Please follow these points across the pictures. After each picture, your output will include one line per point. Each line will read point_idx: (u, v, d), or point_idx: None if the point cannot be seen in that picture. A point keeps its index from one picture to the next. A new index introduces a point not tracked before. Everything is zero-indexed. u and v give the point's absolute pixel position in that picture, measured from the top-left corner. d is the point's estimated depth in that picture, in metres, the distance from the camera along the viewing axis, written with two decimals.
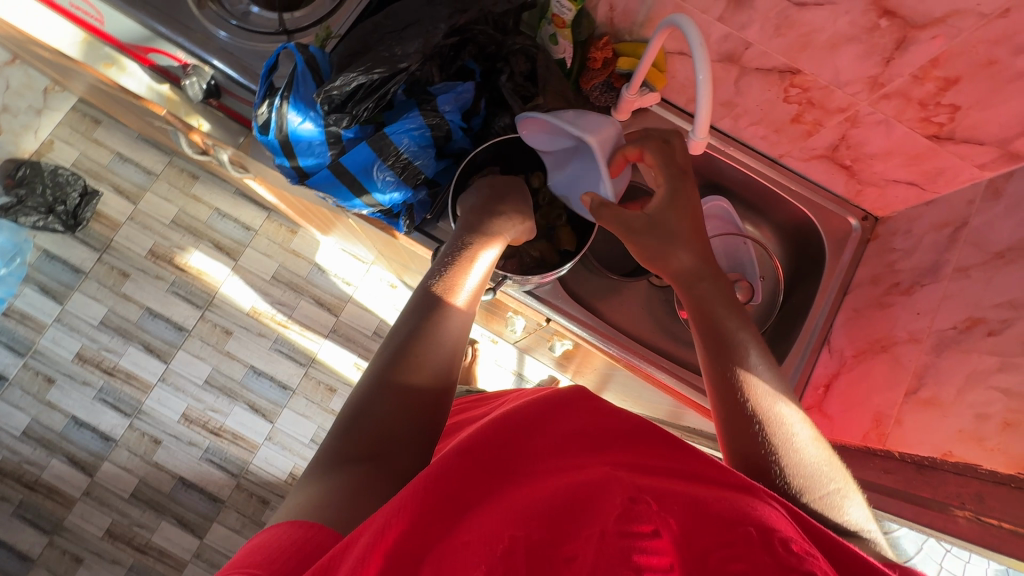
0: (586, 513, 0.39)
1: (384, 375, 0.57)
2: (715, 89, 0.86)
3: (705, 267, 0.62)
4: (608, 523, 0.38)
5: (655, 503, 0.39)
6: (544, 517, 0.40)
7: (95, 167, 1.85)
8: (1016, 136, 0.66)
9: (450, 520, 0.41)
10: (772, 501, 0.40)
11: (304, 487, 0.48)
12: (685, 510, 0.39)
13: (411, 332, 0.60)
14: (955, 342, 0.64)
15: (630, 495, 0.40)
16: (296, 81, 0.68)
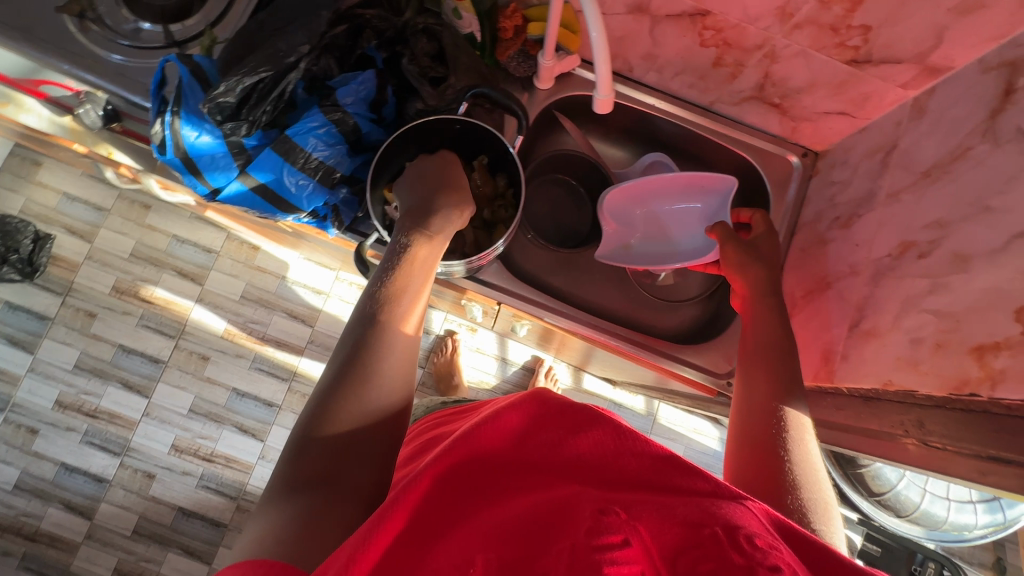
0: (557, 527, 0.39)
1: (333, 391, 0.52)
2: (634, 43, 0.83)
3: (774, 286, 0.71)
4: (578, 537, 0.37)
5: (624, 512, 0.39)
6: (515, 539, 0.39)
7: (44, 211, 1.81)
8: (931, 49, 0.64)
9: (422, 546, 0.41)
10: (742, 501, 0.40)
11: (264, 516, 0.46)
12: (655, 518, 0.38)
13: (359, 338, 0.56)
14: (890, 269, 0.62)
15: (599, 507, 0.39)
16: (184, 94, 0.65)
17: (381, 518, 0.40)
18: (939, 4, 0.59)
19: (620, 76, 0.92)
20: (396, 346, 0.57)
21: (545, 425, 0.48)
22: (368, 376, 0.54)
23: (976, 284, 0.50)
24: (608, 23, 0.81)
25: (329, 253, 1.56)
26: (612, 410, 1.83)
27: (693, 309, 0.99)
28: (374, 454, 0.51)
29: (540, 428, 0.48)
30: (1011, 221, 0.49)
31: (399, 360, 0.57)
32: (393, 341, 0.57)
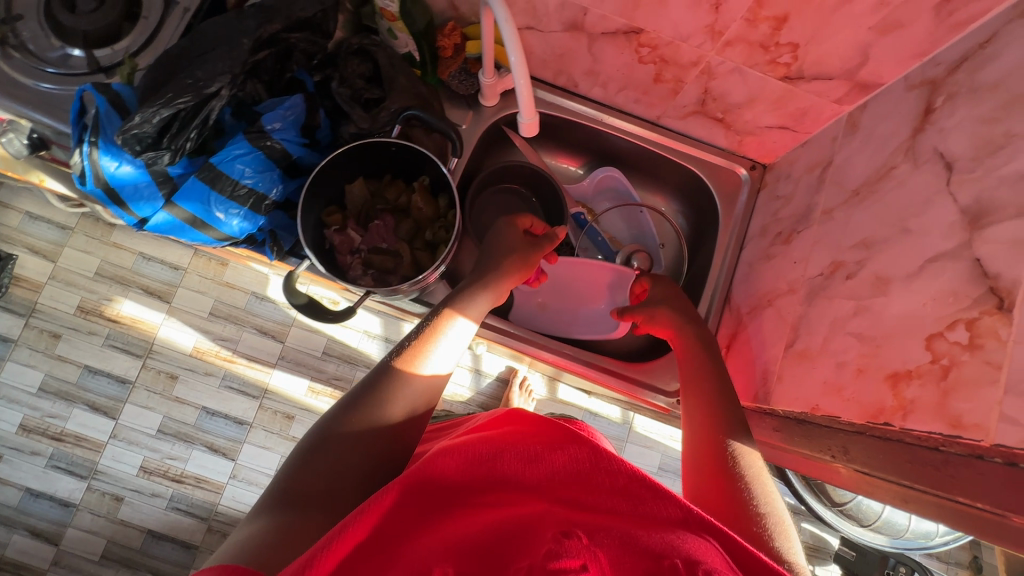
0: (520, 543, 0.38)
1: (348, 412, 0.53)
2: (575, 59, 0.83)
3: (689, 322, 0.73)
4: (536, 558, 0.35)
5: (586, 537, 0.37)
6: (476, 555, 0.37)
7: (6, 231, 1.78)
8: (858, 66, 0.63)
9: (380, 556, 0.38)
10: (702, 534, 0.39)
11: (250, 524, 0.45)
12: (615, 546, 0.37)
13: (380, 368, 0.57)
14: (822, 288, 0.62)
15: (562, 529, 0.38)
16: (101, 124, 0.64)
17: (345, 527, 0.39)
18: (861, 23, 0.58)
19: (566, 92, 0.91)
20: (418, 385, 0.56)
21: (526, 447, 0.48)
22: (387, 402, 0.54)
23: (894, 309, 0.50)
24: (547, 40, 0.80)
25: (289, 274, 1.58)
26: (588, 419, 1.81)
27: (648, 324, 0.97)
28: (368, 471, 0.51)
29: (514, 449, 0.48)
30: (926, 245, 0.49)
31: (417, 400, 0.56)
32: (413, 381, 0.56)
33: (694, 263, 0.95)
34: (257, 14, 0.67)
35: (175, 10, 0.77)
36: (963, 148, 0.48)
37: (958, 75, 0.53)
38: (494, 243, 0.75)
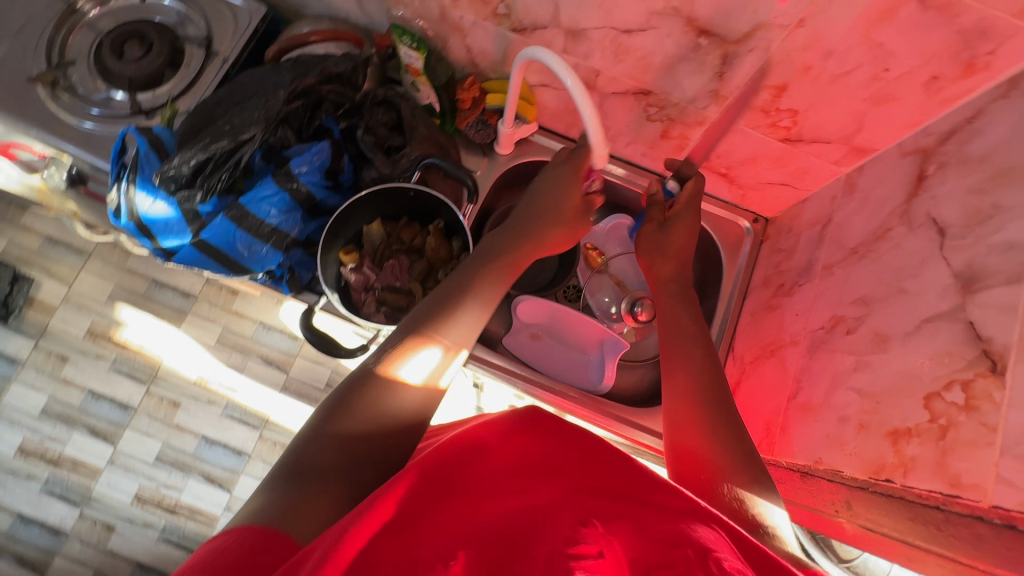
0: (538, 530, 0.35)
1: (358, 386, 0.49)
2: (586, 114, 0.87)
3: (681, 273, 0.72)
4: (556, 543, 0.33)
5: (601, 525, 0.35)
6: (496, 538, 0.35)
7: (27, 254, 1.83)
8: (854, 132, 0.67)
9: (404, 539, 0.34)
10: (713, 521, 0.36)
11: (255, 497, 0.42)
12: (627, 531, 0.35)
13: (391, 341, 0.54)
14: (823, 341, 0.63)
15: (578, 517, 0.35)
16: (140, 163, 0.68)
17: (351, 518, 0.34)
18: (855, 94, 0.62)
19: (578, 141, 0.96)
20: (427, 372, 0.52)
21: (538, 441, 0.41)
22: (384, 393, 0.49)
23: (894, 366, 0.51)
24: (560, 96, 0.85)
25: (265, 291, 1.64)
26: None
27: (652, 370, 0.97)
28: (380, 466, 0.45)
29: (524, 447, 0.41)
30: (922, 306, 0.51)
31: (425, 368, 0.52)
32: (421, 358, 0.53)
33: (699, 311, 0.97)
34: (293, 68, 0.72)
35: (214, 60, 0.82)
36: (955, 215, 0.51)
37: (948, 146, 0.56)
38: (540, 199, 0.74)
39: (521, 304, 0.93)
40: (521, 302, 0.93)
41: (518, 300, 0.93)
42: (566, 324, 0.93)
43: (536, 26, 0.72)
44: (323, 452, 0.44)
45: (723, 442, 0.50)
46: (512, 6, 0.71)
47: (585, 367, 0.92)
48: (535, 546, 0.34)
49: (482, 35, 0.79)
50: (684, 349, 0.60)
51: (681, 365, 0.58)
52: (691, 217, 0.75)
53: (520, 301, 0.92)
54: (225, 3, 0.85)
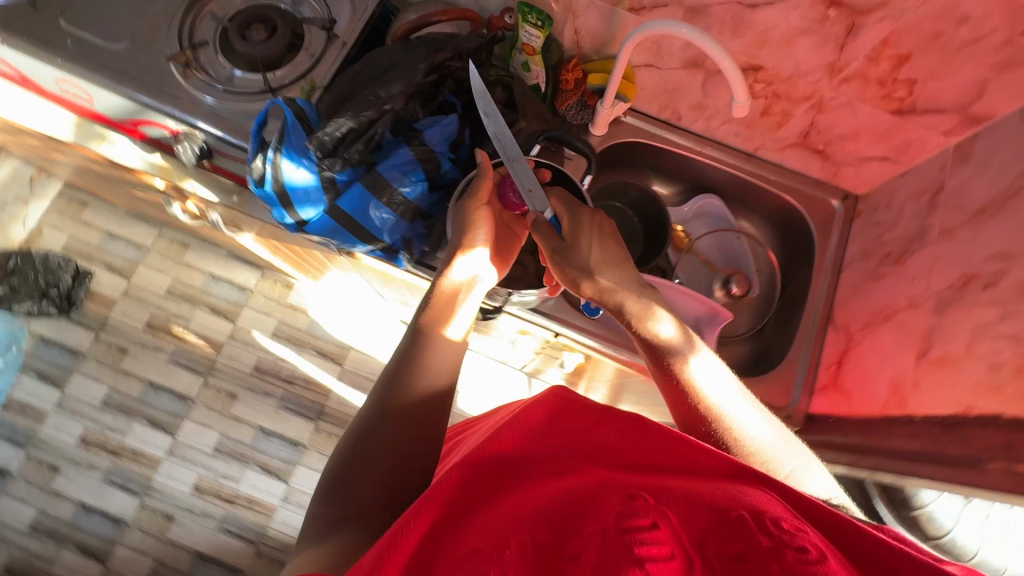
0: (588, 510, 0.37)
1: (393, 378, 0.56)
2: (684, 95, 0.91)
3: (629, 281, 0.64)
4: (608, 521, 0.35)
5: (652, 498, 0.37)
6: (548, 523, 0.37)
7: (87, 249, 1.86)
8: (972, 100, 0.70)
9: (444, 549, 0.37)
10: (764, 487, 0.40)
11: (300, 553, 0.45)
12: (680, 502, 0.37)
13: (397, 361, 0.58)
14: (954, 300, 0.66)
15: (628, 493, 0.37)
16: (288, 133, 0.71)
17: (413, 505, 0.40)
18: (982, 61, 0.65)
19: (670, 124, 0.99)
20: (441, 364, 0.58)
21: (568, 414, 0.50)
22: (405, 379, 0.55)
23: None
24: (662, 76, 0.88)
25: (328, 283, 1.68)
26: None
27: (742, 346, 0.99)
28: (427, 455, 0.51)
29: (572, 413, 0.50)
30: None
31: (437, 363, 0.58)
32: (437, 347, 0.59)
33: (790, 287, 0.99)
34: (426, 44, 0.76)
35: (335, 43, 0.85)
36: None
37: None
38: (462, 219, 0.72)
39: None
40: None
41: None
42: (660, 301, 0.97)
43: (656, 5, 0.76)
44: (389, 412, 0.53)
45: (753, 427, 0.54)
46: None
47: None
48: (584, 526, 0.36)
49: (594, 16, 0.82)
50: (680, 343, 0.60)
51: (672, 363, 0.59)
52: (585, 217, 0.68)
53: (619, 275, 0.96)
54: None
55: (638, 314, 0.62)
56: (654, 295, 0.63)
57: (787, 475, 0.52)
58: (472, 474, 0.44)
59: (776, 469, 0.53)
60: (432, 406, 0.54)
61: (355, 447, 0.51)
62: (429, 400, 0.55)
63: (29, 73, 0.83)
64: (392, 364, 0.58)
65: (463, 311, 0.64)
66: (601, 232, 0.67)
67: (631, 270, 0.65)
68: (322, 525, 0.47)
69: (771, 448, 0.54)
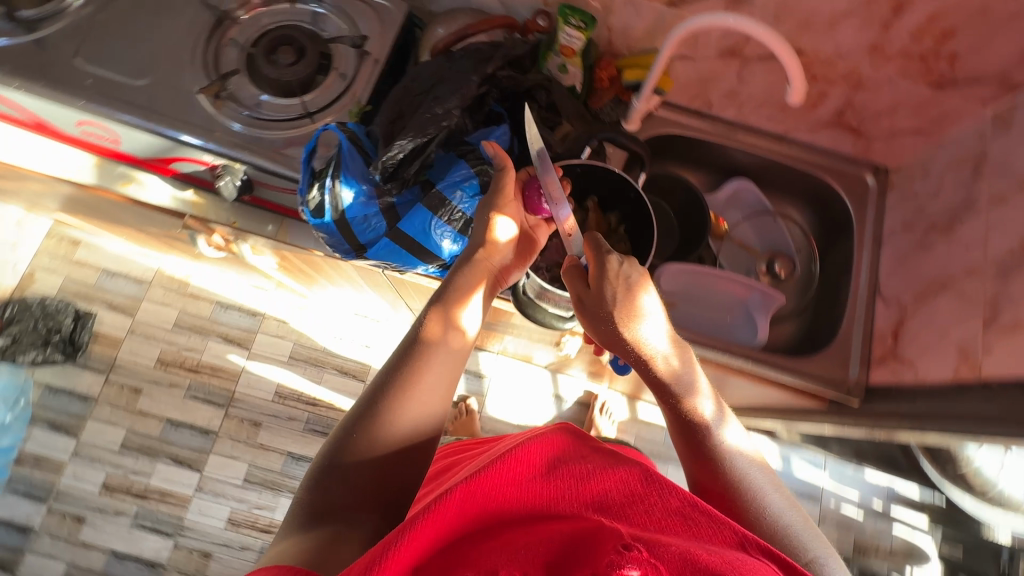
0: (581, 557, 0.36)
1: (393, 377, 0.54)
2: (718, 84, 0.91)
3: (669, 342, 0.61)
4: None
5: (647, 552, 0.35)
6: (535, 561, 0.36)
7: (84, 288, 1.75)
8: (1012, 70, 0.72)
9: None
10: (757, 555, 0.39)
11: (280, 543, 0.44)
12: (675, 559, 0.35)
13: (399, 357, 0.56)
14: (1018, 265, 0.68)
15: (624, 543, 0.36)
16: (344, 160, 0.69)
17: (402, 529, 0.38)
18: None
19: (701, 114, 0.99)
20: (443, 374, 0.56)
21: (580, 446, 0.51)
22: (406, 395, 0.53)
23: None
24: (697, 67, 0.89)
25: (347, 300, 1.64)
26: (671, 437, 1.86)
27: (789, 326, 1.01)
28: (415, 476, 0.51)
29: (585, 453, 0.50)
30: None
31: (439, 369, 0.56)
32: (440, 350, 0.57)
33: (828, 264, 1.02)
34: (470, 56, 0.75)
35: (367, 60, 0.83)
36: None
37: None
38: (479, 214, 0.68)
39: (669, 272, 0.93)
40: (665, 268, 0.95)
41: (661, 267, 0.94)
42: (705, 291, 0.96)
43: None
44: (389, 416, 0.52)
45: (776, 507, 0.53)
46: None
47: (728, 330, 0.96)
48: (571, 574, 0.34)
49: (631, 13, 0.82)
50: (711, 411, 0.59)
51: (693, 430, 0.58)
52: (611, 266, 0.62)
53: (663, 269, 0.94)
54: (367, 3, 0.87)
55: (668, 376, 0.60)
56: (688, 358, 0.61)
57: (810, 560, 0.50)
58: (467, 508, 0.41)
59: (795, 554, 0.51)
60: (425, 425, 0.53)
61: (348, 445, 0.50)
62: (422, 422, 0.53)
63: (46, 117, 0.79)
64: (394, 359, 0.56)
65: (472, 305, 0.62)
66: (626, 285, 0.62)
67: (677, 341, 0.62)
68: (308, 509, 0.47)
69: (793, 531, 0.52)
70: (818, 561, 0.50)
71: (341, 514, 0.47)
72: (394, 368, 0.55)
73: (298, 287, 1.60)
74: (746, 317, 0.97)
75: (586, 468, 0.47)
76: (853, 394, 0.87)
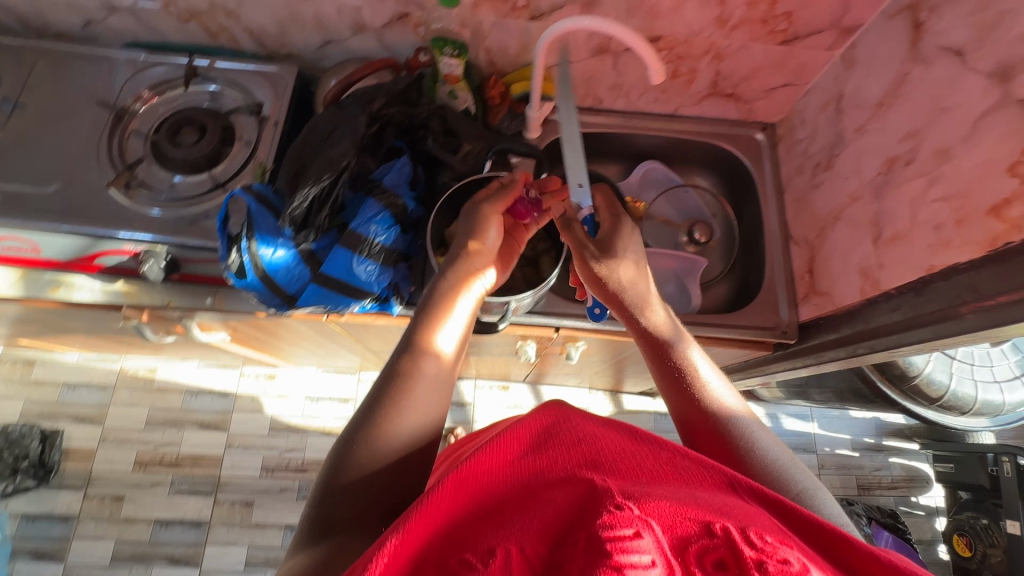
0: (583, 515, 0.36)
1: (388, 391, 0.54)
2: (600, 79, 0.98)
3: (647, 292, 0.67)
4: (593, 527, 0.33)
5: (642, 505, 0.36)
6: (538, 529, 0.36)
7: (47, 407, 1.72)
8: (840, 16, 0.80)
9: (440, 556, 0.35)
10: (748, 499, 0.42)
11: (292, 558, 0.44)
12: (668, 509, 0.36)
13: (389, 370, 0.56)
14: (886, 183, 0.74)
15: (619, 499, 0.36)
16: (256, 219, 0.72)
17: (408, 511, 0.38)
18: None
19: (594, 109, 1.06)
20: (436, 385, 0.56)
21: (572, 420, 0.52)
22: (402, 404, 0.53)
23: (966, 165, 0.62)
24: (576, 69, 0.96)
25: (314, 359, 1.64)
26: (660, 420, 1.89)
27: (722, 287, 1.07)
28: (417, 476, 0.51)
29: (574, 423, 0.52)
30: (969, 110, 0.62)
31: (433, 381, 0.55)
32: (428, 364, 0.56)
33: (745, 220, 1.08)
34: (358, 100, 0.80)
35: (267, 124, 0.88)
36: (963, 36, 0.63)
37: None
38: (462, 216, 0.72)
39: None
40: None
41: None
42: None
43: (553, 8, 0.83)
44: (387, 427, 0.51)
45: (766, 440, 0.55)
46: None
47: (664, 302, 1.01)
48: (571, 537, 0.34)
49: (502, 33, 0.88)
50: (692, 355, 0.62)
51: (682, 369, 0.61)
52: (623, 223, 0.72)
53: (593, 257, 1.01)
54: (259, 74, 0.92)
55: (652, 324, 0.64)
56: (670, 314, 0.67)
57: (800, 491, 0.50)
58: (463, 493, 0.42)
59: (788, 485, 0.51)
60: (423, 437, 0.53)
61: (352, 454, 0.50)
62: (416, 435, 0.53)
63: None
64: (385, 372, 0.56)
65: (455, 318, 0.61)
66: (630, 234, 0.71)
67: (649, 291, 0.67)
68: (317, 521, 0.46)
69: (784, 467, 0.53)
70: (806, 494, 0.50)
71: (350, 526, 0.46)
72: (389, 379, 0.55)
73: (261, 356, 1.59)
74: (683, 286, 1.01)
75: (579, 443, 0.48)
76: (792, 329, 0.93)
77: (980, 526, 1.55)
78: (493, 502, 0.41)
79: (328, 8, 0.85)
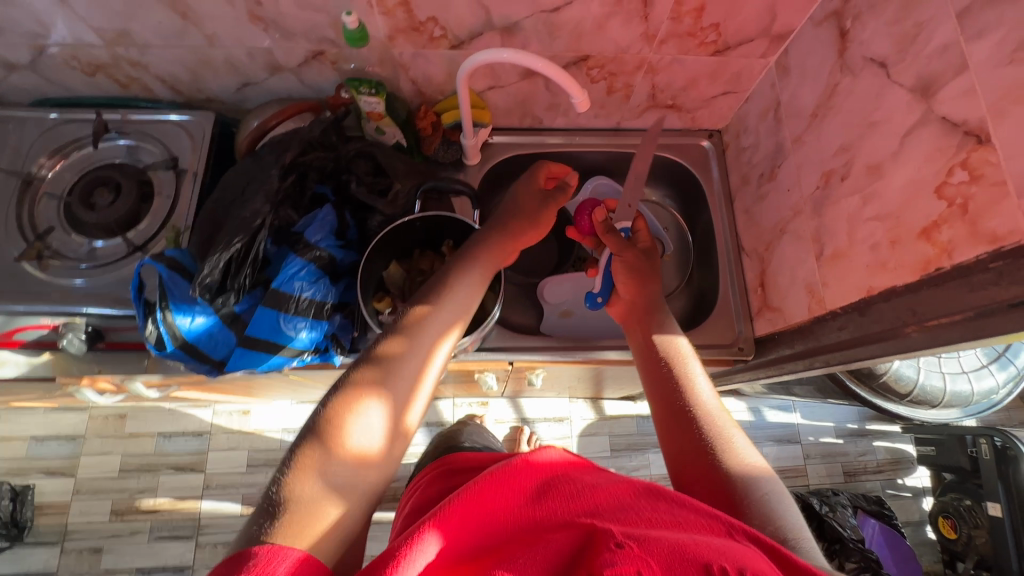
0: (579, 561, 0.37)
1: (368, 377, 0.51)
2: (535, 100, 0.94)
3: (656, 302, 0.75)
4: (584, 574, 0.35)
5: (639, 546, 0.36)
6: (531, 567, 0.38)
7: (14, 463, 1.67)
8: (769, 24, 0.77)
9: None
10: (743, 538, 0.41)
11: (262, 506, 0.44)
12: (667, 551, 0.36)
13: (372, 359, 0.53)
14: (825, 198, 0.72)
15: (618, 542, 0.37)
16: (169, 288, 0.69)
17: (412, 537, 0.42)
18: None
19: (534, 129, 1.03)
20: (359, 470, 0.47)
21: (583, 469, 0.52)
22: (308, 498, 0.44)
23: (897, 184, 0.59)
24: (508, 92, 0.92)
25: (284, 393, 1.60)
26: (644, 422, 1.87)
27: (679, 301, 1.04)
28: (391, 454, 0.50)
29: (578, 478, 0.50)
30: (896, 127, 0.59)
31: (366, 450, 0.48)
32: (336, 466, 0.46)
33: (698, 231, 1.05)
34: (273, 151, 0.76)
35: (185, 177, 0.84)
36: (886, 47, 0.60)
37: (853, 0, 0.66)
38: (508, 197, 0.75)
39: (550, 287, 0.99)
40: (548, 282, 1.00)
41: (543, 282, 1.00)
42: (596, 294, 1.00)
43: (472, 36, 0.79)
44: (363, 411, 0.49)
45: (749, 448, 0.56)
46: (445, 25, 0.77)
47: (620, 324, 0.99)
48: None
49: (424, 64, 0.84)
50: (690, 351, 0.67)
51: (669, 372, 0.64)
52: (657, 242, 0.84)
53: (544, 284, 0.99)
54: (174, 124, 0.88)
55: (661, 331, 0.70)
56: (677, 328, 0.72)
57: (763, 496, 0.51)
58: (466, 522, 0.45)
59: (755, 485, 0.52)
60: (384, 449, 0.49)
61: (310, 450, 0.46)
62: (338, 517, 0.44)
63: None
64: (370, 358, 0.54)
65: (370, 420, 0.49)
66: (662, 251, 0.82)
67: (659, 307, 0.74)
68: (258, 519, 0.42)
69: (757, 474, 0.54)
70: (771, 497, 0.51)
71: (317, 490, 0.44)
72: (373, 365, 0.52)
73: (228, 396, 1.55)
74: None
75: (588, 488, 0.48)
76: (747, 345, 0.91)
77: (963, 507, 1.54)
78: (496, 539, 0.44)
79: (238, 52, 0.81)
